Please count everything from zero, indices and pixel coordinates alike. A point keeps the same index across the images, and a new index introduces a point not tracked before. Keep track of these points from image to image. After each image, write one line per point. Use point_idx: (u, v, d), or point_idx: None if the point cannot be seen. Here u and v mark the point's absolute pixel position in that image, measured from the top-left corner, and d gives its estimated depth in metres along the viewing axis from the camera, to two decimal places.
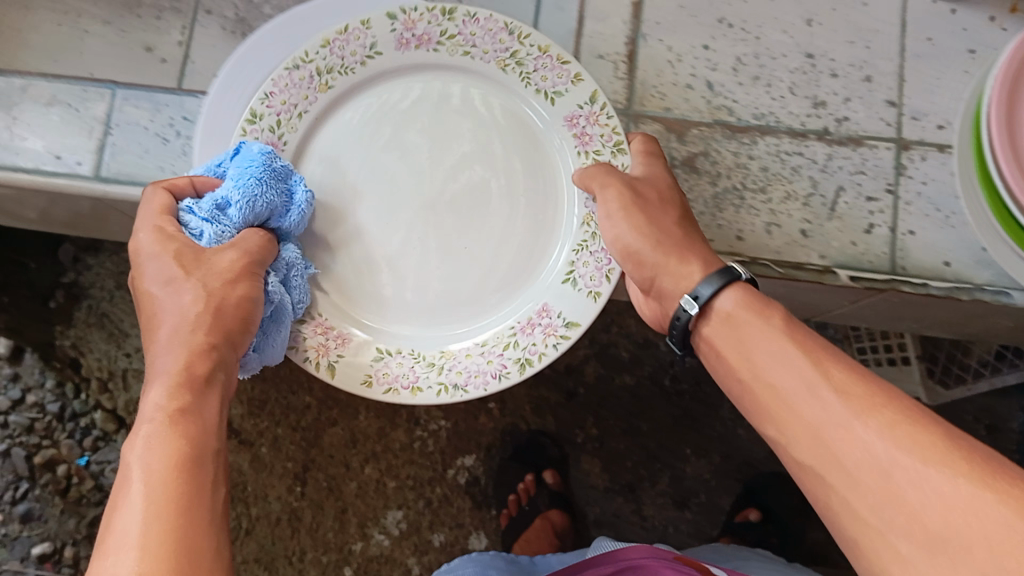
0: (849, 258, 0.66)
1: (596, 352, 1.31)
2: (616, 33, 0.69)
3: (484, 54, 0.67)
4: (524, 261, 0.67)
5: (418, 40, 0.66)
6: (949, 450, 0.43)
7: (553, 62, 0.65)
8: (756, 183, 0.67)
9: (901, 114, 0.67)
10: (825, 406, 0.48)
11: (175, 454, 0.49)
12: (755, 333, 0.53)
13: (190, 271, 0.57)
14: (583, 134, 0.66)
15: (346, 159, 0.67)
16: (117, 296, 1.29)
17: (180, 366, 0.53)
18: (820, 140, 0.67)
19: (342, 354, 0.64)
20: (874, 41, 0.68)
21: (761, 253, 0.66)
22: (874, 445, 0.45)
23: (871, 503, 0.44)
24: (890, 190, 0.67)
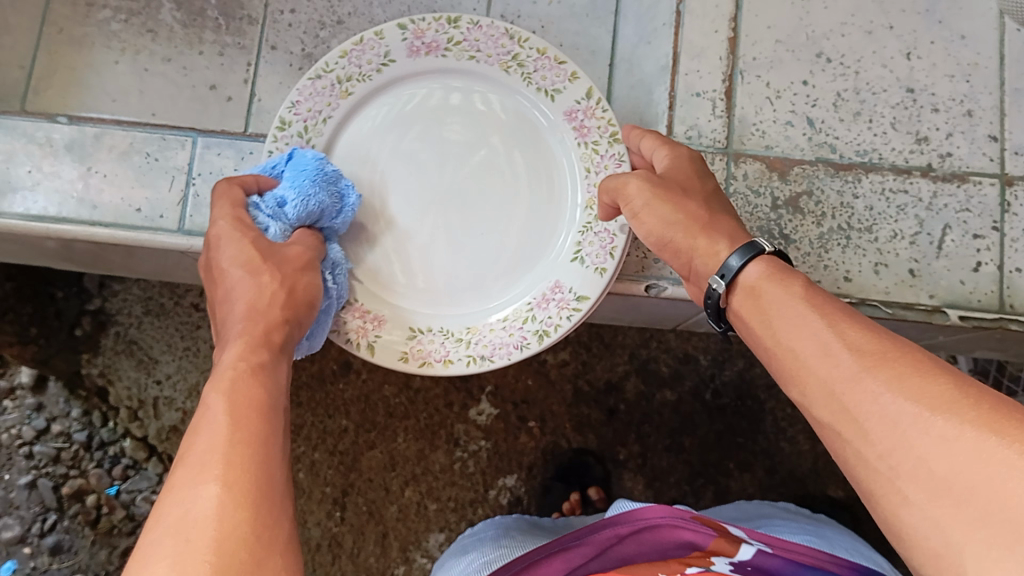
0: (959, 297, 0.65)
1: (637, 368, 1.14)
2: (713, 70, 0.68)
3: (487, 59, 0.64)
4: (529, 249, 0.65)
5: (427, 49, 0.63)
6: (961, 399, 0.36)
7: (551, 64, 0.63)
8: (861, 222, 0.66)
9: (1003, 149, 0.67)
10: (835, 363, 0.41)
11: (255, 394, 0.44)
12: (781, 303, 0.46)
13: (258, 248, 0.53)
14: (580, 126, 0.64)
15: (364, 160, 0.65)
16: (148, 323, 1.08)
17: (254, 327, 0.49)
18: (925, 177, 0.66)
19: (380, 335, 0.62)
20: (975, 75, 0.68)
21: (870, 294, 0.65)
22: (884, 397, 0.38)
23: (881, 455, 0.38)
24: (996, 227, 0.66)
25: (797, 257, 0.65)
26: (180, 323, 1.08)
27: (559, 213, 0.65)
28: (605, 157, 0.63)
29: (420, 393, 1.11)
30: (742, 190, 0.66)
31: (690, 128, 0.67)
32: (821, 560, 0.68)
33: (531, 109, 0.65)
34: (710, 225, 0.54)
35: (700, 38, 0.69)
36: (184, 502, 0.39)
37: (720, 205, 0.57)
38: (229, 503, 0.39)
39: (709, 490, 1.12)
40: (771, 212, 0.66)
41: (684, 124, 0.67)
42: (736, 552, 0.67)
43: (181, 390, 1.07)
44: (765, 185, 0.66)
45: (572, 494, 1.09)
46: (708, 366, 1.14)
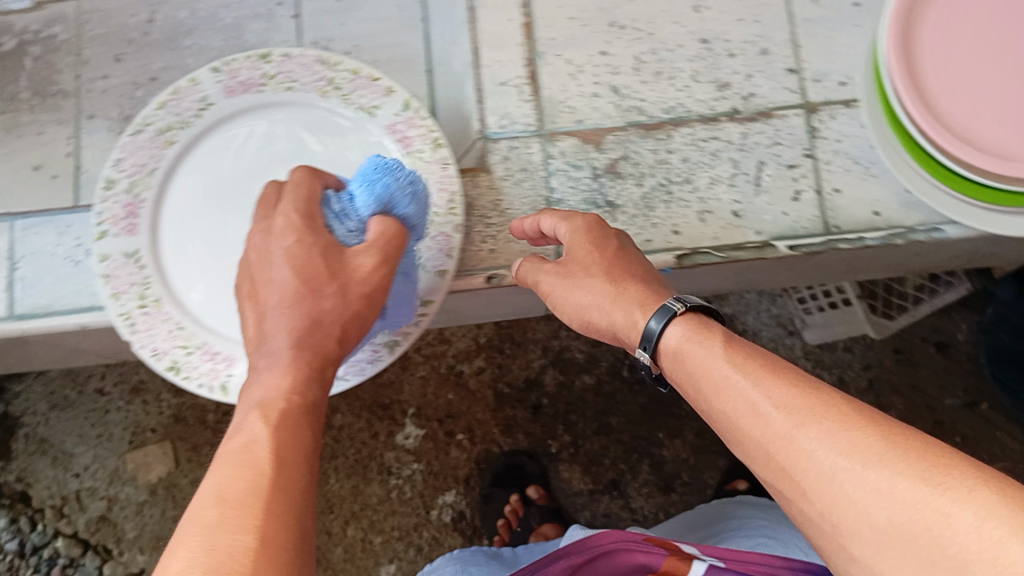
0: (784, 228, 0.66)
1: (552, 361, 1.14)
2: (514, 57, 0.69)
3: (304, 87, 0.65)
4: None
5: (243, 87, 0.65)
6: (891, 449, 0.35)
7: (367, 82, 0.65)
8: (680, 176, 0.68)
9: (803, 80, 0.69)
10: (766, 423, 0.40)
11: (295, 446, 0.43)
12: (707, 362, 0.45)
13: (334, 264, 0.51)
14: (403, 138, 0.64)
15: (194, 206, 0.64)
16: (55, 418, 1.05)
17: (307, 357, 0.48)
18: (732, 121, 0.68)
19: (230, 373, 0.60)
20: (764, 15, 0.70)
21: (701, 241, 0.66)
22: (817, 453, 0.37)
23: (820, 512, 0.36)
24: (808, 154, 0.68)
25: (625, 221, 0.67)
26: (89, 409, 1.06)
27: None
28: (433, 163, 0.64)
29: (343, 430, 1.11)
30: (562, 166, 0.68)
31: (502, 117, 0.68)
32: (775, 568, 0.61)
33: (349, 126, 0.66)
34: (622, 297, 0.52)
35: (497, 28, 0.70)
36: (215, 550, 0.36)
37: (626, 269, 0.54)
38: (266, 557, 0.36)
39: (644, 464, 1.12)
40: (593, 182, 0.67)
41: (496, 115, 0.68)
42: (688, 570, 0.64)
43: (100, 477, 1.05)
44: (583, 158, 0.68)
45: (513, 496, 1.09)
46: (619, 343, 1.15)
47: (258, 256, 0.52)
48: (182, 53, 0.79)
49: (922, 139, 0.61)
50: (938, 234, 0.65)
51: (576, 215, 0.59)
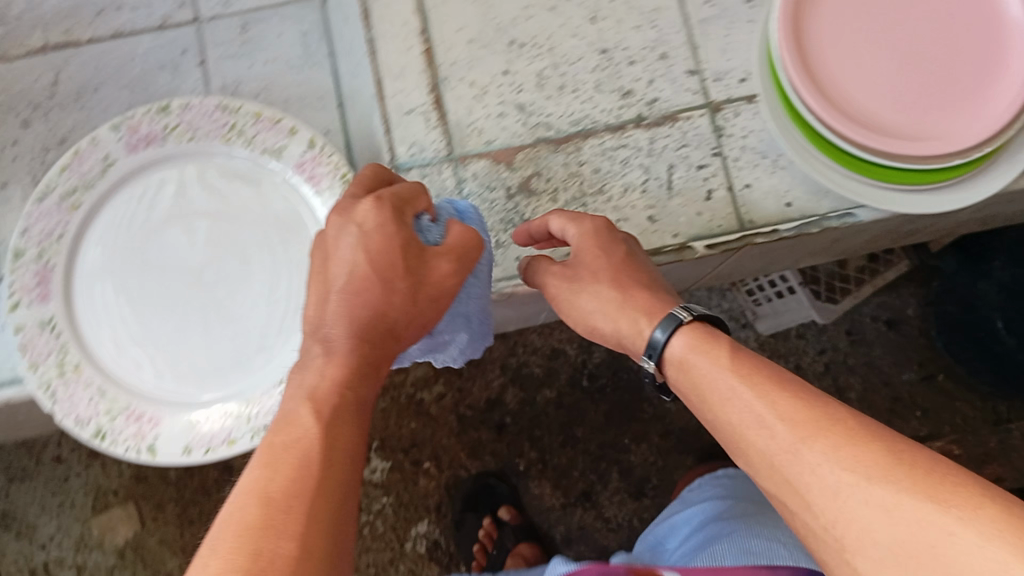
0: (700, 228, 0.68)
1: (511, 379, 1.13)
2: (417, 84, 0.69)
3: (207, 136, 0.65)
4: (292, 302, 0.64)
5: (146, 142, 0.64)
6: (897, 465, 0.38)
7: (269, 124, 0.64)
8: (593, 187, 0.68)
9: (704, 80, 0.70)
10: (772, 436, 0.42)
11: (344, 450, 0.42)
12: (714, 369, 0.47)
13: (409, 258, 0.49)
14: (312, 177, 0.64)
15: (109, 268, 0.64)
16: (13, 490, 1.03)
17: (363, 350, 0.46)
18: (639, 127, 0.69)
19: (159, 433, 0.60)
20: (660, 20, 0.71)
21: None
22: (824, 470, 0.39)
23: (824, 524, 0.39)
24: (716, 152, 0.69)
25: None
26: (49, 479, 1.04)
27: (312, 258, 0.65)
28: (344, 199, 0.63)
29: None
30: (476, 189, 0.68)
31: (411, 146, 0.68)
32: None
33: (258, 171, 0.66)
34: (629, 304, 0.53)
35: (396, 57, 0.69)
36: (260, 555, 0.37)
37: (633, 277, 0.55)
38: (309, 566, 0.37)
39: (613, 471, 1.12)
40: (508, 202, 0.68)
41: (405, 143, 0.68)
42: None
43: (67, 546, 1.03)
44: (495, 179, 0.68)
45: (485, 520, 1.09)
46: (576, 354, 1.14)
47: (329, 238, 0.49)
48: (91, 112, 0.78)
49: (821, 126, 0.62)
50: (850, 219, 0.66)
51: (586, 218, 0.58)
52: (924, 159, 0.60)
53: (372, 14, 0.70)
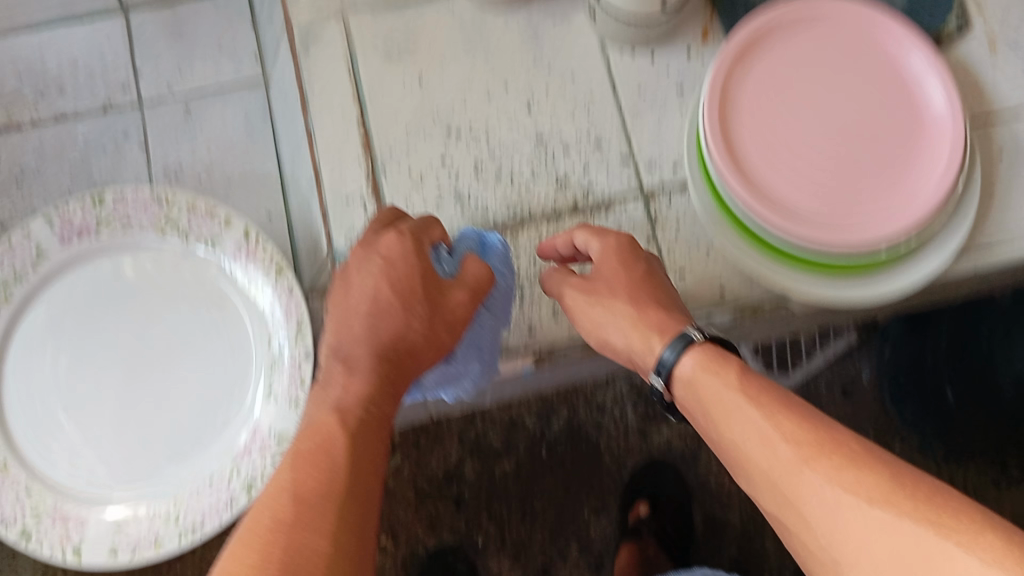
0: None
1: (473, 454, 1.15)
2: (355, 171, 0.69)
3: (142, 227, 0.65)
4: (225, 397, 0.65)
5: (80, 234, 0.65)
6: (895, 490, 0.44)
7: (203, 215, 0.64)
8: (529, 274, 0.69)
9: (637, 168, 0.71)
10: (776, 453, 0.48)
11: (369, 451, 0.53)
12: (715, 387, 0.52)
13: (430, 283, 0.59)
14: (248, 269, 0.64)
15: (45, 366, 0.68)
16: None
17: (382, 370, 0.56)
18: (574, 216, 0.70)
19: (84, 536, 0.63)
20: (593, 107, 0.72)
21: (557, 338, 0.68)
22: (824, 490, 0.45)
23: (822, 538, 0.45)
24: (651, 239, 0.70)
25: None
26: None
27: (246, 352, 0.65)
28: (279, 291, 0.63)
29: None
30: None
31: (348, 234, 0.68)
32: None
33: (195, 261, 0.66)
34: (641, 321, 0.58)
35: (333, 144, 0.69)
36: (293, 551, 0.47)
37: (650, 295, 0.59)
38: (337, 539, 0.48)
39: (572, 547, 1.16)
40: None
41: (342, 231, 0.68)
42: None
43: None
44: None
45: None
46: (534, 426, 1.18)
47: (358, 272, 0.59)
48: None
49: (753, 217, 0.63)
50: (783, 303, 0.68)
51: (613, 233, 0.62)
52: (856, 237, 0.62)
53: (310, 99, 0.70)
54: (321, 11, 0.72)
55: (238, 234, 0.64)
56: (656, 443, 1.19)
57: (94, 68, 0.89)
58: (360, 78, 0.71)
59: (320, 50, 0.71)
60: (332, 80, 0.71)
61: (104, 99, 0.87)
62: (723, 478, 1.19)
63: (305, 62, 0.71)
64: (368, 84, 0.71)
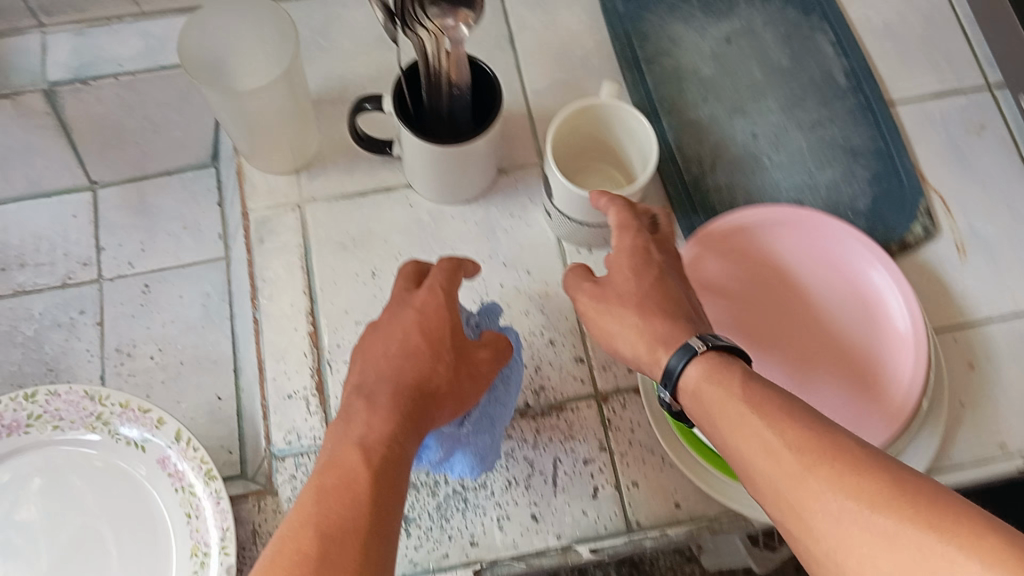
0: (585, 529, 0.64)
1: None
2: (299, 367, 0.68)
3: (73, 424, 0.64)
4: None
5: (8, 428, 0.63)
6: (900, 495, 0.39)
7: (136, 414, 0.63)
8: (475, 480, 0.65)
9: (591, 368, 0.69)
10: (778, 463, 0.43)
11: (388, 485, 0.47)
12: (726, 400, 0.47)
13: (457, 334, 0.56)
14: (176, 471, 0.62)
15: None
16: None
17: (407, 406, 0.51)
18: (524, 418, 0.67)
19: None
20: (547, 305, 0.71)
21: (501, 552, 0.63)
22: (829, 501, 0.40)
23: (827, 549, 0.40)
24: (604, 446, 0.67)
25: (419, 535, 0.64)
26: None
27: (167, 558, 0.62)
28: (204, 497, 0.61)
29: None
30: None
31: (288, 432, 0.66)
32: None
33: (121, 463, 0.64)
34: (654, 334, 0.54)
35: (280, 339, 0.68)
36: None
37: (663, 303, 0.55)
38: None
39: None
40: None
41: (282, 430, 0.66)
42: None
43: None
44: None
45: None
46: None
47: (387, 316, 0.57)
48: None
49: None
50: (741, 519, 0.65)
51: (631, 230, 0.58)
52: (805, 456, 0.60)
53: (261, 293, 0.70)
54: (277, 202, 0.73)
55: (171, 433, 0.62)
56: None
57: (57, 243, 0.84)
58: (313, 269, 0.71)
59: (274, 241, 0.71)
60: (285, 273, 0.70)
61: (62, 277, 0.83)
62: None
63: (260, 254, 0.71)
64: (320, 276, 0.70)
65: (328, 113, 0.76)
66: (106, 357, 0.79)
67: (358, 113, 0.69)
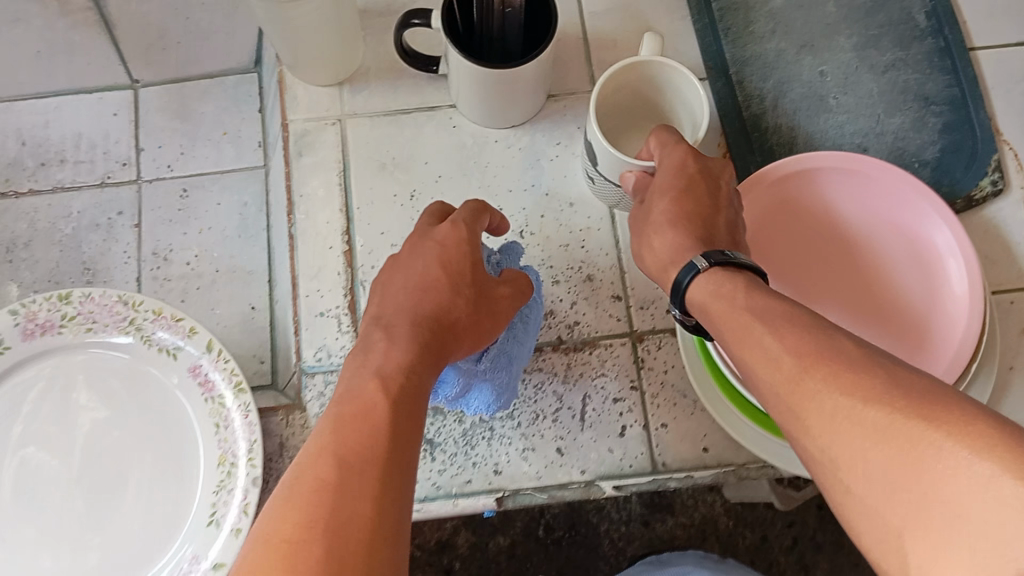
0: (611, 466, 0.64)
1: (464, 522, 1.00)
2: (333, 287, 0.67)
3: (105, 328, 0.64)
4: (166, 508, 0.62)
5: (43, 328, 0.63)
6: (894, 390, 0.37)
7: (169, 321, 0.63)
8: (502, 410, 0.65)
9: (628, 307, 0.67)
10: (778, 368, 0.41)
11: (409, 414, 0.45)
12: (730, 310, 0.46)
13: (478, 270, 0.55)
14: (205, 380, 0.62)
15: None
16: None
17: (426, 338, 0.50)
18: (556, 351, 0.66)
19: None
20: (588, 240, 0.69)
21: (524, 483, 0.63)
22: (824, 396, 0.38)
23: (818, 445, 0.38)
24: (635, 386, 0.66)
25: (443, 460, 0.64)
26: None
27: (195, 465, 0.62)
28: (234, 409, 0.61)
29: None
30: None
31: (319, 349, 0.65)
32: None
33: (151, 368, 0.64)
34: (666, 252, 0.54)
35: (315, 257, 0.67)
36: (338, 513, 0.38)
37: (679, 221, 0.55)
38: (385, 507, 0.39)
39: None
40: None
41: (312, 347, 0.65)
42: None
43: None
44: None
45: None
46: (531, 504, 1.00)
47: (409, 247, 0.57)
48: (18, 266, 0.81)
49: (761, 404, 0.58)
50: (770, 470, 0.64)
51: (671, 145, 0.58)
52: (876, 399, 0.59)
53: (298, 208, 0.68)
54: (318, 116, 0.71)
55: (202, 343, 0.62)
56: (659, 534, 1.00)
57: (96, 142, 0.84)
58: (351, 187, 0.69)
59: (313, 157, 0.70)
60: (323, 189, 0.69)
61: (102, 176, 0.83)
62: None
63: (298, 169, 0.69)
64: (358, 195, 0.69)
65: (376, 26, 0.73)
66: (143, 261, 0.80)
67: (407, 28, 0.67)
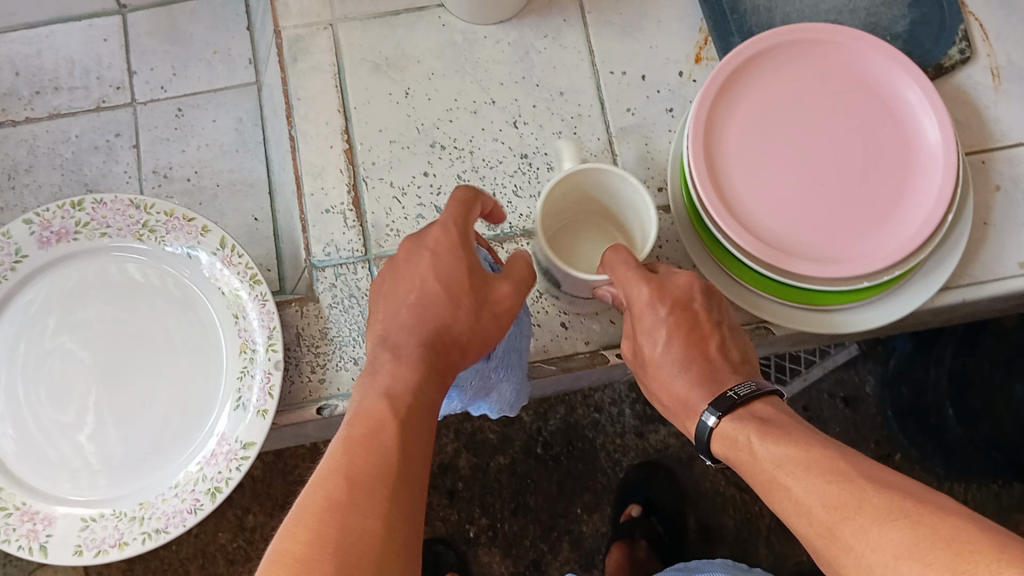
0: (614, 337, 0.67)
1: (465, 444, 1.03)
2: (337, 185, 0.69)
3: (119, 232, 0.65)
4: (195, 395, 0.65)
5: (58, 236, 0.65)
6: (922, 538, 0.37)
7: (181, 223, 0.65)
8: None
9: None
10: (812, 517, 0.41)
11: (417, 436, 0.47)
12: (753, 461, 0.47)
13: (478, 276, 0.53)
14: (221, 277, 0.65)
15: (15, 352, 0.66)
16: None
17: (431, 359, 0.50)
18: None
19: (52, 534, 0.61)
20: (580, 126, 0.72)
21: (532, 356, 0.67)
22: (859, 550, 0.38)
23: None
24: None
25: None
26: None
27: (218, 354, 0.65)
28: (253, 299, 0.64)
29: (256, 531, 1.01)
30: None
31: (327, 245, 0.68)
32: None
33: (170, 267, 0.67)
34: (679, 396, 0.54)
35: (317, 156, 0.70)
36: (347, 530, 0.40)
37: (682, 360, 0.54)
38: (393, 525, 0.42)
39: (564, 543, 1.02)
40: None
41: (321, 242, 0.68)
42: None
43: None
44: None
45: None
46: (531, 421, 1.03)
47: (398, 263, 0.54)
48: (22, 192, 0.86)
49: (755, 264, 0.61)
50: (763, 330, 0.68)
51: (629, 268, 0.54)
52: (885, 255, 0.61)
53: (296, 111, 0.70)
54: (309, 20, 0.72)
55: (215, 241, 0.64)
56: (653, 445, 1.05)
57: (89, 67, 0.87)
58: (347, 88, 0.71)
59: (308, 61, 0.71)
60: (319, 91, 0.71)
61: (97, 100, 0.87)
62: (719, 483, 1.04)
63: (293, 73, 0.71)
64: (354, 95, 0.71)
65: None
66: (145, 179, 0.85)
67: None
